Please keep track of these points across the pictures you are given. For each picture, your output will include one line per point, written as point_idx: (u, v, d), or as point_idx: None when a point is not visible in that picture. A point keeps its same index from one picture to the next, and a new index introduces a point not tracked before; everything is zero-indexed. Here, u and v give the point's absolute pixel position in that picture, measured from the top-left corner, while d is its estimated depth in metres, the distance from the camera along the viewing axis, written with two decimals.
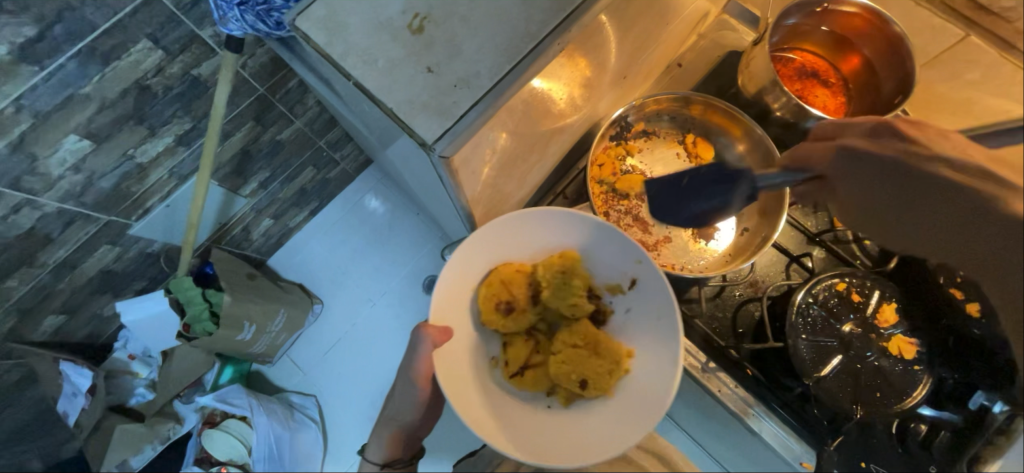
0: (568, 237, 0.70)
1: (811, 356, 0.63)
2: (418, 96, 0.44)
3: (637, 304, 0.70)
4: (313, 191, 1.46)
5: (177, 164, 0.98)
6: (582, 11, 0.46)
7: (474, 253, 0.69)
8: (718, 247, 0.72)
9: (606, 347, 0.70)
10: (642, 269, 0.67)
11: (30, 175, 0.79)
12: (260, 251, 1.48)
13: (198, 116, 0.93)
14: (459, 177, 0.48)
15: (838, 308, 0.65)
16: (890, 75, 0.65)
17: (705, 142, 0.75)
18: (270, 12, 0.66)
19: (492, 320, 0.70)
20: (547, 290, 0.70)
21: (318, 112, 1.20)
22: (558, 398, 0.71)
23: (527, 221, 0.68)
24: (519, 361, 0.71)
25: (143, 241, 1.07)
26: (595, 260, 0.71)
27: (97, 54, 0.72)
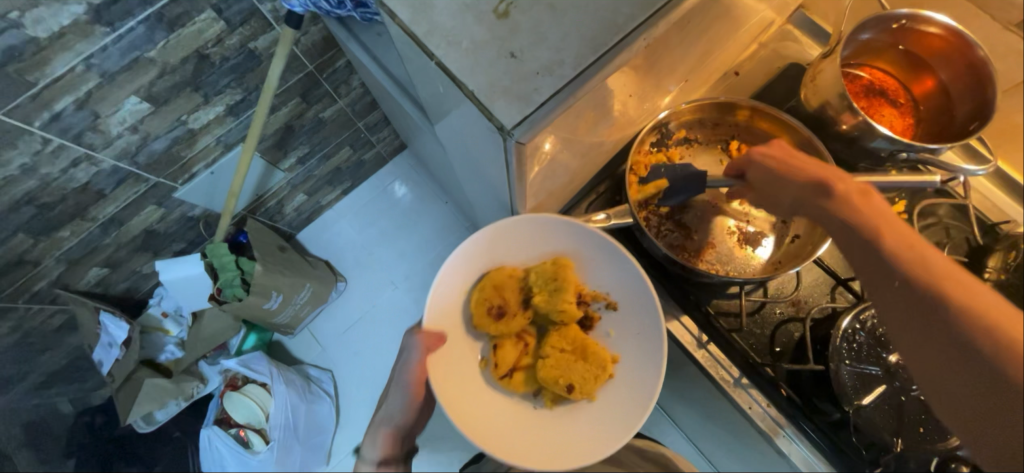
0: (562, 242, 0.69)
1: (853, 383, 0.61)
2: (500, 81, 0.43)
3: (627, 313, 0.69)
4: (347, 170, 1.49)
5: (225, 133, 1.01)
6: (673, 6, 0.44)
7: (466, 256, 0.69)
8: (765, 255, 0.70)
9: (594, 353, 0.69)
10: (633, 281, 0.67)
11: (92, 132, 0.83)
12: (291, 226, 1.51)
13: (249, 88, 0.96)
14: (517, 167, 0.48)
15: (887, 337, 0.62)
16: (967, 101, 0.62)
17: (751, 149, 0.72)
18: None
19: (482, 324, 0.70)
20: (538, 295, 0.69)
21: (361, 94, 1.22)
22: (543, 400, 0.71)
23: (521, 227, 0.68)
24: (508, 363, 0.70)
25: (186, 205, 1.10)
26: (589, 266, 0.70)
27: (164, 20, 0.75)
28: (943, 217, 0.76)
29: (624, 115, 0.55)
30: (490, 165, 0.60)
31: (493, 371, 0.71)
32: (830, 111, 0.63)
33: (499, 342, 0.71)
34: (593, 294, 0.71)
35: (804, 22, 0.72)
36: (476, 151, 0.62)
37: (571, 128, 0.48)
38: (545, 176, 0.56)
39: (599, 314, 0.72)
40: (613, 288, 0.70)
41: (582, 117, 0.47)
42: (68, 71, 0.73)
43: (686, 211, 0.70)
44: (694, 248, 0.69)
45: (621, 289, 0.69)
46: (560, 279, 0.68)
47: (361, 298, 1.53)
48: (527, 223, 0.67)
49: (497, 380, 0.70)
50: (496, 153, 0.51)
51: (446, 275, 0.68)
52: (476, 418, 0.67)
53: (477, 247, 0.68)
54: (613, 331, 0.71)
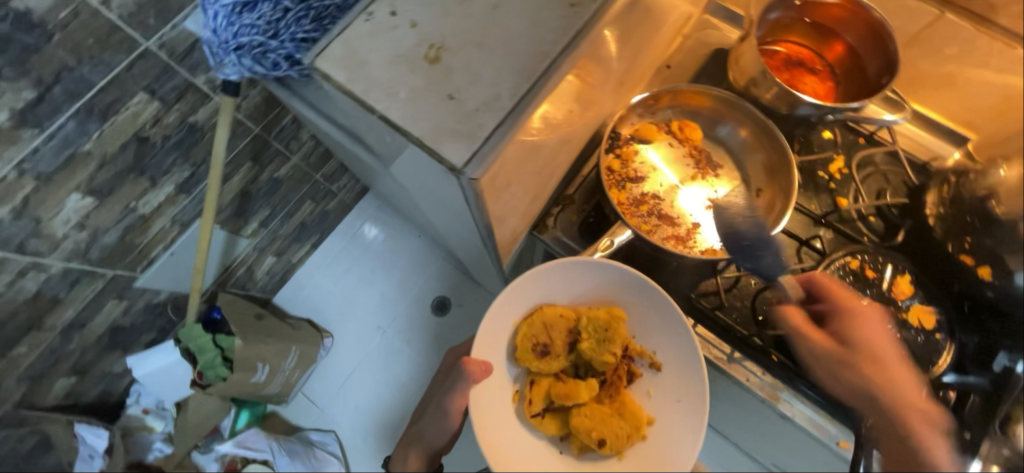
0: (617, 293, 0.70)
1: (834, 336, 0.64)
2: (442, 125, 0.44)
3: (671, 373, 0.70)
4: (313, 224, 1.46)
5: (179, 212, 0.98)
6: (589, 27, 0.47)
7: (525, 292, 0.69)
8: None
9: (629, 411, 0.70)
10: (683, 342, 0.67)
11: (36, 237, 0.79)
12: (265, 291, 1.47)
13: (197, 162, 0.94)
14: (481, 198, 0.48)
15: (855, 286, 0.67)
16: (874, 57, 0.68)
17: (690, 124, 0.75)
18: (266, 54, 0.66)
19: (526, 359, 0.71)
20: (586, 341, 0.70)
21: (313, 146, 1.22)
22: (571, 448, 0.71)
23: (583, 272, 0.68)
24: (543, 400, 0.72)
25: (150, 293, 1.06)
26: (639, 322, 0.71)
27: (95, 111, 0.73)
28: (880, 165, 0.74)
29: (574, 124, 0.57)
30: (453, 199, 0.61)
31: (526, 407, 0.72)
32: (760, 87, 0.67)
33: (537, 379, 0.72)
34: (639, 350, 0.72)
35: (719, 10, 0.77)
36: (436, 188, 0.63)
37: (527, 153, 0.50)
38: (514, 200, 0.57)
39: (642, 368, 0.73)
40: (660, 347, 0.70)
41: (533, 135, 0.48)
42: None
43: (664, 203, 0.72)
44: (689, 237, 0.71)
45: (670, 349, 0.69)
46: (610, 329, 0.69)
47: (352, 351, 1.49)
48: (590, 268, 0.67)
49: (530, 417, 0.71)
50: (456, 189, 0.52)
51: (501, 305, 0.68)
52: (503, 452, 0.67)
53: (533, 285, 0.68)
54: (654, 390, 0.71)
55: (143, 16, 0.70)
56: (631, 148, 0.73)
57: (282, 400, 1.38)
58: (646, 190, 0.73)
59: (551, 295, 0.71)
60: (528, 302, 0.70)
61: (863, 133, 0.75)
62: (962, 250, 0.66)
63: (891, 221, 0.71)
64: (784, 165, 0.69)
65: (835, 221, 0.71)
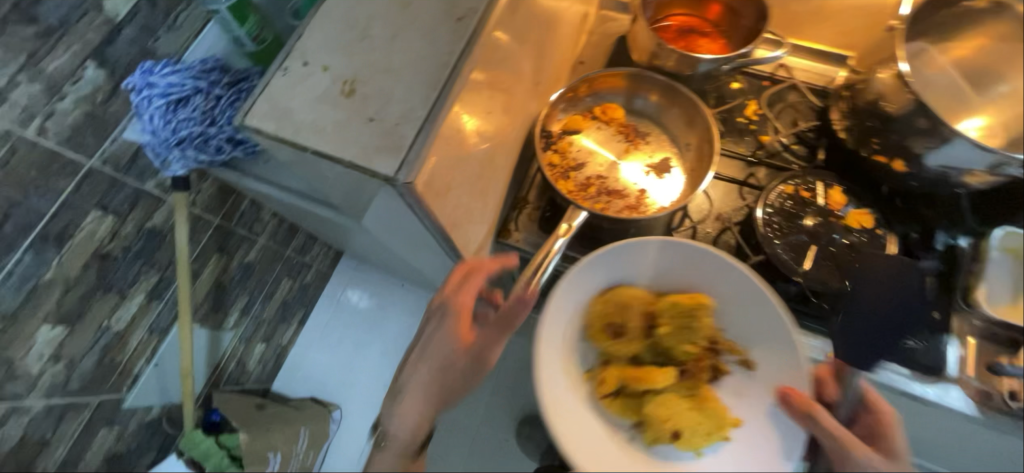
0: (727, 280, 0.70)
1: (790, 256, 0.68)
2: (363, 145, 0.47)
3: (765, 370, 0.68)
4: (295, 301, 1.45)
5: (155, 319, 0.97)
6: (479, 33, 0.51)
7: (614, 261, 0.70)
8: (679, 171, 0.79)
9: (710, 407, 0.69)
10: (773, 329, 0.67)
11: (10, 380, 0.76)
12: (262, 380, 1.43)
13: (164, 266, 0.94)
14: (432, 206, 0.50)
15: (795, 208, 0.71)
16: (747, 7, 0.75)
17: (611, 105, 0.81)
18: (207, 141, 0.69)
19: (599, 338, 0.72)
20: (665, 327, 0.71)
21: (276, 224, 1.24)
22: (641, 438, 0.70)
23: (676, 249, 0.69)
24: (617, 382, 0.71)
25: (141, 410, 1.02)
26: (728, 309, 0.71)
27: (50, 238, 0.74)
28: (789, 100, 0.81)
29: (504, 129, 0.62)
30: (410, 226, 0.62)
31: (596, 388, 0.71)
32: (661, 57, 0.74)
33: (608, 359, 0.73)
34: (727, 343, 0.72)
35: (609, 5, 0.85)
36: (395, 220, 0.65)
37: (460, 157, 0.53)
38: (466, 207, 0.60)
39: (730, 366, 0.71)
40: (750, 337, 0.70)
41: (461, 142, 0.52)
42: None
43: (609, 180, 0.77)
44: (641, 201, 0.75)
45: (757, 338, 0.69)
46: (695, 312, 0.70)
47: (362, 418, 1.45)
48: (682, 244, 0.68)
49: (600, 398, 0.71)
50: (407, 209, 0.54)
51: (582, 270, 0.69)
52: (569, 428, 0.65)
53: (603, 267, 0.70)
54: (743, 391, 0.69)
55: (82, 137, 0.73)
56: (565, 140, 0.78)
57: None
58: (590, 173, 0.77)
59: (626, 275, 0.72)
60: (607, 276, 0.71)
61: (766, 76, 0.83)
62: (874, 151, 0.68)
63: (809, 142, 0.77)
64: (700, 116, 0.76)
65: (763, 156, 0.77)
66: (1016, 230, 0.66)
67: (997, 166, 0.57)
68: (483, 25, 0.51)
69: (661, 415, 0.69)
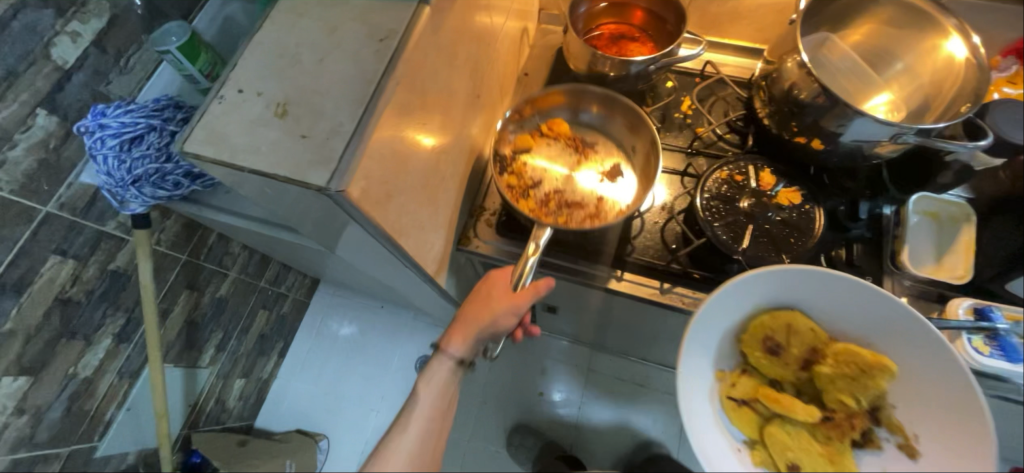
0: (917, 366, 0.60)
1: (724, 236, 0.63)
2: (298, 163, 0.45)
3: (929, 438, 0.59)
4: (273, 332, 1.44)
5: (125, 363, 0.96)
6: (404, 37, 0.48)
7: (829, 279, 0.61)
8: (632, 177, 0.77)
9: (840, 462, 0.61)
10: (958, 412, 0.57)
11: None
12: (243, 417, 1.41)
13: (130, 307, 0.94)
14: (374, 216, 0.49)
15: (729, 191, 0.66)
16: (668, 10, 0.76)
17: (556, 122, 0.79)
18: (165, 178, 0.72)
19: (753, 355, 0.64)
20: (833, 370, 0.62)
21: (247, 255, 1.24)
22: (750, 453, 0.62)
23: (874, 298, 0.60)
24: (744, 394, 0.65)
25: (115, 459, 1.00)
26: (909, 380, 0.61)
27: (8, 288, 0.73)
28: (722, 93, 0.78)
29: (449, 139, 0.62)
30: (365, 241, 0.61)
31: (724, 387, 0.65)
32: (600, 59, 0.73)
33: (749, 372, 0.66)
34: (890, 421, 0.63)
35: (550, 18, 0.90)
36: (348, 237, 0.64)
37: (399, 165, 0.51)
38: (416, 217, 0.59)
39: (884, 441, 0.63)
40: (930, 432, 0.59)
41: (401, 152, 0.50)
42: None
43: (568, 192, 0.75)
44: (601, 209, 0.73)
45: (931, 414, 0.60)
46: (867, 370, 0.61)
47: (349, 446, 1.43)
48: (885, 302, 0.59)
49: (726, 398, 0.65)
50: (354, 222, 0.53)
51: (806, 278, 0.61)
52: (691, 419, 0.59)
53: (833, 285, 0.60)
54: (885, 470, 0.61)
55: (37, 183, 0.73)
56: (516, 160, 0.77)
57: None
58: (546, 189, 0.75)
59: (822, 302, 0.63)
60: (793, 294, 0.63)
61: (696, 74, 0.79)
62: (794, 134, 0.65)
63: (735, 127, 0.74)
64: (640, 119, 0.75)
65: (698, 147, 0.74)
66: (928, 195, 0.65)
67: (897, 136, 0.56)
68: (408, 30, 0.48)
69: (788, 458, 0.61)
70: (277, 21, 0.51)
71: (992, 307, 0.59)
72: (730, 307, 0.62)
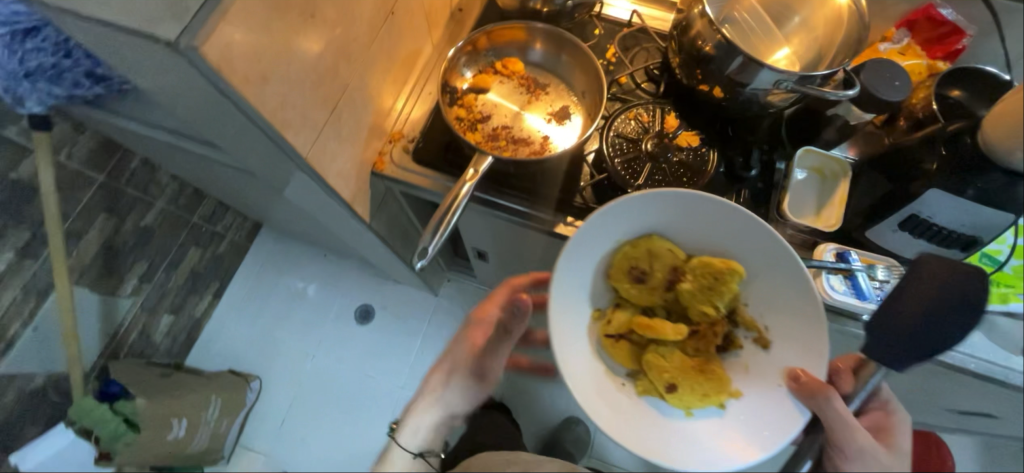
0: (759, 262, 0.58)
1: (624, 172, 0.66)
2: (145, 17, 0.42)
3: (783, 341, 0.57)
4: (207, 271, 1.40)
5: (30, 280, 0.92)
6: None
7: (671, 199, 0.57)
8: (581, 118, 0.69)
9: (712, 375, 0.59)
10: (801, 305, 0.56)
11: None
12: (173, 354, 1.38)
13: (36, 222, 0.90)
14: (249, 94, 0.46)
15: (635, 133, 0.69)
16: None
17: (511, 60, 0.71)
18: (63, 75, 0.67)
19: (620, 282, 0.60)
20: (691, 283, 0.60)
21: (177, 187, 1.20)
22: (635, 387, 0.60)
23: (706, 207, 0.57)
24: (620, 328, 0.61)
25: (20, 378, 0.97)
26: (761, 284, 0.59)
27: None
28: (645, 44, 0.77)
29: (354, 45, 0.58)
30: (255, 143, 0.57)
31: (602, 327, 0.61)
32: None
33: (621, 301, 0.62)
34: (745, 320, 0.61)
35: None
36: (240, 141, 0.60)
37: (281, 48, 0.48)
38: (308, 113, 0.55)
39: (743, 341, 0.61)
40: (778, 321, 0.58)
41: (278, 29, 0.47)
42: None
43: (514, 129, 0.67)
44: (544, 147, 0.66)
45: (783, 316, 0.58)
46: (719, 281, 0.59)
47: (282, 389, 1.43)
48: (719, 204, 0.56)
49: (603, 337, 0.61)
50: (229, 106, 0.49)
51: (649, 200, 0.57)
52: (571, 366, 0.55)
53: (678, 198, 0.57)
54: (749, 367, 0.59)
55: None
56: (467, 93, 0.69)
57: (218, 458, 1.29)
58: (495, 124, 0.68)
59: (673, 217, 0.59)
60: (651, 216, 0.59)
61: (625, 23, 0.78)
62: (699, 81, 0.68)
63: (653, 75, 0.75)
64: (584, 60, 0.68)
65: (617, 93, 0.74)
66: (814, 150, 0.71)
67: (779, 83, 0.61)
68: None
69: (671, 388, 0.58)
70: None
71: (850, 251, 0.67)
72: (592, 245, 0.58)
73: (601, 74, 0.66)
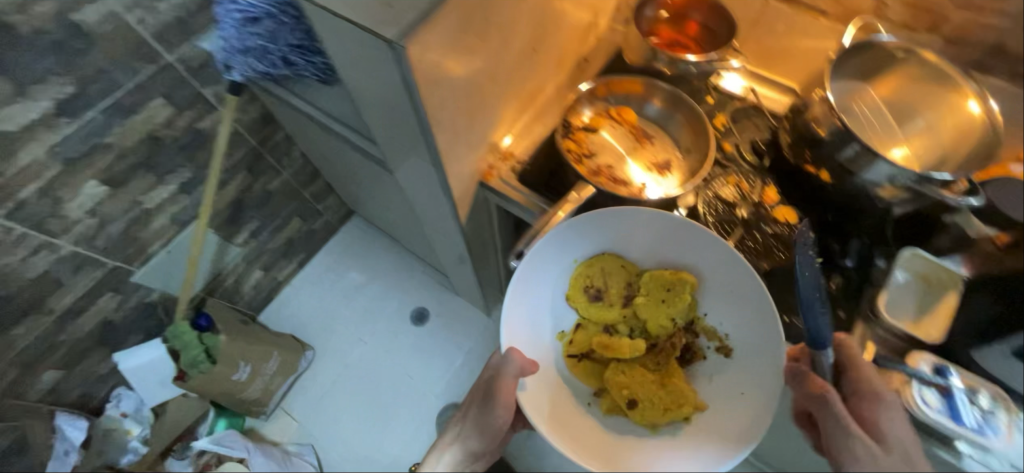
0: (707, 268, 0.66)
1: (715, 230, 0.69)
2: (373, 19, 0.52)
3: (742, 361, 0.64)
4: (300, 241, 1.58)
5: (179, 211, 1.10)
6: None
7: (623, 219, 0.66)
8: (682, 173, 0.73)
9: (673, 383, 0.65)
10: (754, 320, 0.63)
11: (53, 217, 0.89)
12: (251, 306, 1.54)
13: (200, 165, 1.09)
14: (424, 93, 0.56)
15: (733, 197, 0.71)
16: (726, 27, 0.75)
17: (625, 108, 0.77)
18: (265, 55, 0.85)
19: (578, 298, 0.69)
20: (644, 298, 0.68)
21: (302, 164, 1.39)
22: (600, 404, 0.66)
23: (653, 220, 0.66)
24: (582, 346, 0.69)
25: (143, 290, 1.14)
26: (711, 296, 0.67)
27: (120, 109, 0.88)
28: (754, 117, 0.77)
29: (501, 71, 0.67)
30: (406, 134, 0.66)
31: (564, 348, 0.69)
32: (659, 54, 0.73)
33: (584, 322, 0.70)
34: (706, 329, 0.68)
35: None
36: (390, 131, 0.70)
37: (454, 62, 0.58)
38: (453, 119, 0.64)
39: (705, 351, 0.68)
40: (734, 329, 0.65)
41: (459, 46, 0.57)
42: (33, 161, 0.81)
43: (616, 170, 0.73)
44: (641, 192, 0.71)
45: (733, 324, 0.65)
46: (674, 291, 0.67)
47: (332, 366, 1.53)
48: (663, 218, 0.65)
49: (567, 358, 0.69)
50: (405, 97, 0.58)
51: (605, 219, 0.66)
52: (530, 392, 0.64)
53: (631, 220, 0.66)
54: (711, 377, 0.66)
55: (168, 35, 0.88)
56: (580, 130, 0.75)
57: (261, 412, 1.38)
58: (600, 162, 0.74)
59: (625, 238, 0.69)
60: (607, 239, 0.69)
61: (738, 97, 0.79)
62: (807, 162, 0.69)
63: (757, 148, 0.75)
64: (697, 122, 0.73)
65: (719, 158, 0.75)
66: (922, 254, 0.66)
67: (893, 178, 0.62)
68: None
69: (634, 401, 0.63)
70: None
71: (950, 368, 0.62)
72: (551, 271, 0.68)
73: (713, 138, 0.70)
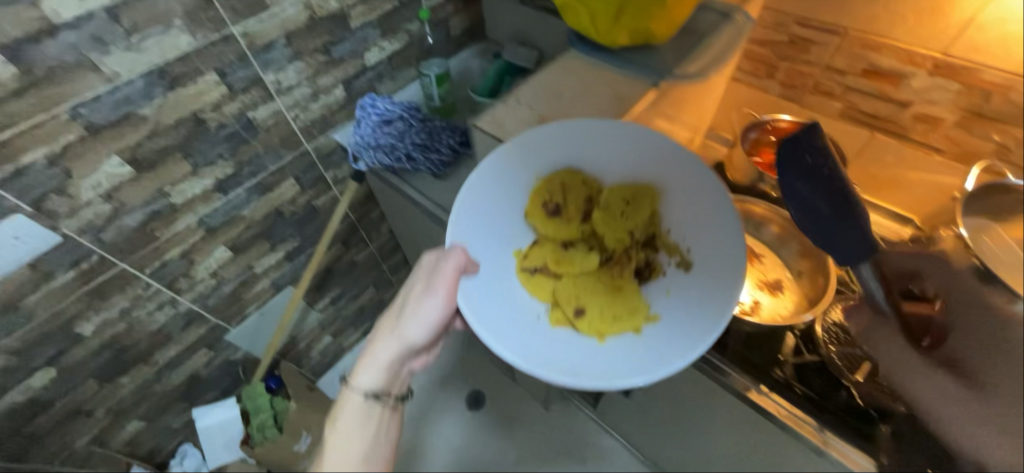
0: (647, 171, 0.68)
1: (840, 362, 0.65)
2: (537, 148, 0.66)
3: (706, 274, 0.64)
4: (369, 310, 1.63)
5: (279, 276, 1.19)
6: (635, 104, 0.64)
7: (585, 139, 0.68)
8: (794, 295, 0.73)
9: (624, 297, 0.66)
10: (727, 242, 0.63)
11: (183, 277, 0.98)
12: (314, 370, 1.56)
13: (306, 236, 1.19)
14: None
15: None
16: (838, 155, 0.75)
17: None
18: (394, 151, 0.96)
19: (537, 213, 0.69)
20: (601, 211, 0.68)
21: (388, 238, 1.47)
22: (549, 316, 0.66)
23: (632, 135, 0.67)
24: (540, 262, 0.69)
25: (231, 348, 1.20)
26: (677, 196, 0.68)
27: (261, 187, 1.00)
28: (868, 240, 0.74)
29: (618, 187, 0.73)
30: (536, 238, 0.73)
31: (520, 262, 0.69)
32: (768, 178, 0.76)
33: (542, 239, 0.70)
34: (668, 246, 0.69)
35: None
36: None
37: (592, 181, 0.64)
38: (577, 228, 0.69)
39: (665, 267, 0.68)
40: (694, 244, 0.66)
41: None
42: (185, 227, 0.92)
43: None
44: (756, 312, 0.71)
45: (709, 239, 0.65)
46: (632, 201, 0.69)
47: None
48: (629, 143, 0.67)
49: (519, 272, 0.69)
50: None
51: (567, 131, 0.68)
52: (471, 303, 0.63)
53: (593, 129, 0.67)
54: (668, 289, 0.66)
55: (312, 129, 1.02)
56: None
57: None
58: None
59: (583, 160, 0.69)
60: (567, 154, 0.69)
61: None
62: None
63: None
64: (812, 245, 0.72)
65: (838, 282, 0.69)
66: None
67: None
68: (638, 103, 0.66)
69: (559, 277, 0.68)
70: (561, 67, 0.75)
71: None
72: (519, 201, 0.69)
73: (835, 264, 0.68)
